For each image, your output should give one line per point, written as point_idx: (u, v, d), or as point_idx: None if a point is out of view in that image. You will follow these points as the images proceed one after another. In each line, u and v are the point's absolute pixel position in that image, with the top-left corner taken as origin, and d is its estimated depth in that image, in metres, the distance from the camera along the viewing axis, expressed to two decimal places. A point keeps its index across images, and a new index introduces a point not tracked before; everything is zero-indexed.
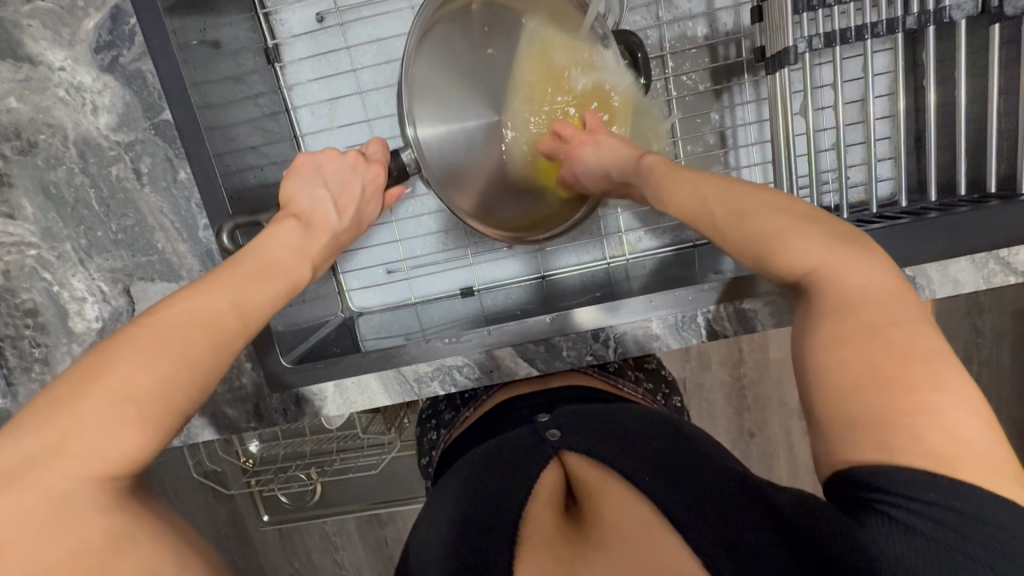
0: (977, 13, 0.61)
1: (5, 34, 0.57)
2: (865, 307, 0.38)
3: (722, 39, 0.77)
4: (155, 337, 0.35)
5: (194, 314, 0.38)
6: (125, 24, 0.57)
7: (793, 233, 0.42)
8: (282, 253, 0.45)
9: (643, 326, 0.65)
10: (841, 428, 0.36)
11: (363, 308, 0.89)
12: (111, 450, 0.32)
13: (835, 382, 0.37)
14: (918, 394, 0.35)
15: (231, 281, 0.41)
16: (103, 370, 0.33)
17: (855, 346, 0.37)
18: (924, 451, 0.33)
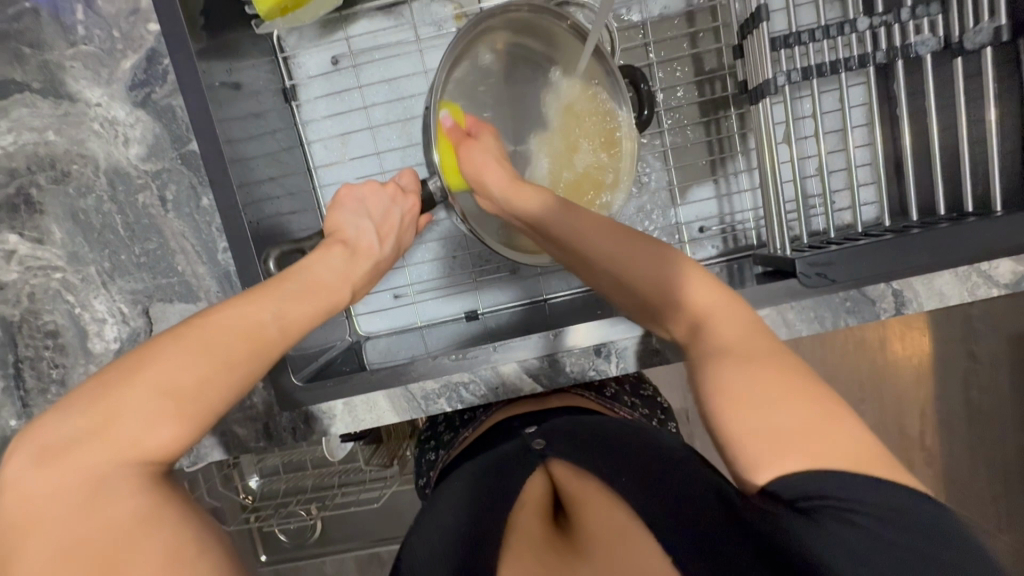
0: (939, 49, 0.67)
1: (48, 74, 0.62)
2: (758, 341, 0.42)
3: (708, 76, 0.83)
4: (199, 337, 0.40)
5: (237, 322, 0.41)
6: (159, 64, 0.62)
7: (678, 268, 0.47)
8: (323, 274, 0.50)
9: (643, 340, 0.66)
10: (763, 441, 0.37)
11: (369, 333, 0.91)
12: (146, 437, 0.36)
13: (749, 400, 0.38)
14: (823, 408, 0.37)
15: (274, 295, 0.45)
16: (152, 365, 0.37)
17: (761, 370, 0.39)
18: (836, 455, 0.35)
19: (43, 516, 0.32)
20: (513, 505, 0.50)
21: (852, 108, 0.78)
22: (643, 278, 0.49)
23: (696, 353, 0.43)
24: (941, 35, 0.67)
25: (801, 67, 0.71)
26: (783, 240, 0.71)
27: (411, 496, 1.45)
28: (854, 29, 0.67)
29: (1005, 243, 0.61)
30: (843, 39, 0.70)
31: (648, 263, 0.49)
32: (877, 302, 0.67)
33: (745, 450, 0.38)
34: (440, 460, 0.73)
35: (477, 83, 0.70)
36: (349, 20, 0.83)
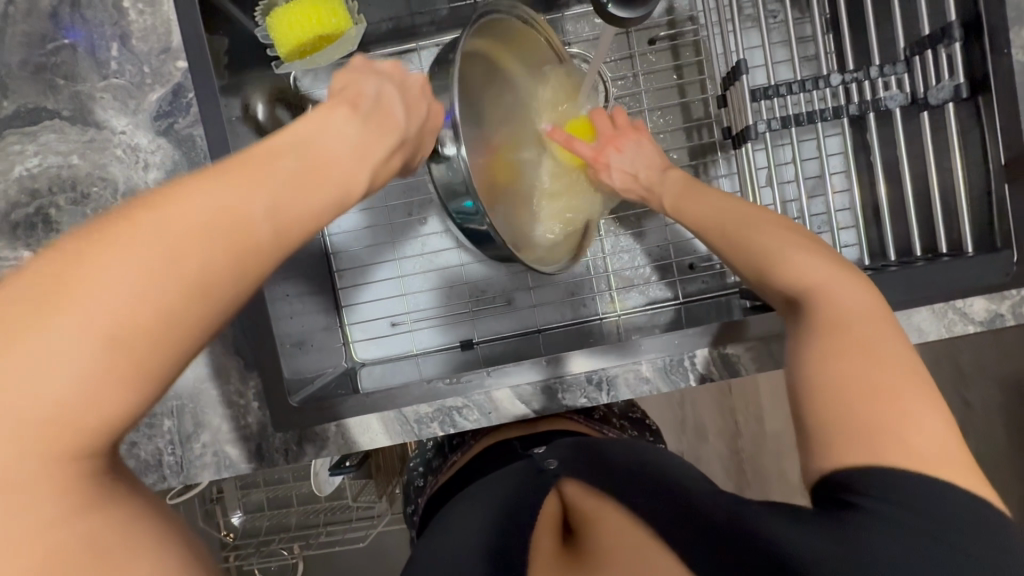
0: (908, 103, 0.73)
1: (79, 104, 0.66)
2: (852, 324, 0.46)
3: (696, 123, 0.89)
4: (162, 250, 0.29)
5: (206, 224, 0.30)
6: (183, 98, 0.66)
7: (788, 245, 0.52)
8: (327, 154, 0.37)
9: (634, 368, 0.68)
10: (836, 432, 0.42)
11: (364, 360, 0.92)
12: (91, 394, 0.28)
13: (826, 387, 0.44)
14: (902, 402, 0.41)
15: (262, 179, 0.33)
16: (89, 283, 0.28)
17: (848, 358, 0.44)
18: (910, 457, 0.40)
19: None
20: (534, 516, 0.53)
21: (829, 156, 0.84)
22: (762, 253, 0.53)
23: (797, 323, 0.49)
24: (908, 91, 0.73)
25: (780, 117, 0.76)
26: None
27: (398, 538, 1.41)
28: (827, 84, 0.73)
29: (973, 282, 0.65)
30: (819, 92, 0.75)
31: (758, 245, 0.54)
32: None
33: (819, 438, 0.43)
34: (429, 486, 0.77)
35: (476, 76, 0.64)
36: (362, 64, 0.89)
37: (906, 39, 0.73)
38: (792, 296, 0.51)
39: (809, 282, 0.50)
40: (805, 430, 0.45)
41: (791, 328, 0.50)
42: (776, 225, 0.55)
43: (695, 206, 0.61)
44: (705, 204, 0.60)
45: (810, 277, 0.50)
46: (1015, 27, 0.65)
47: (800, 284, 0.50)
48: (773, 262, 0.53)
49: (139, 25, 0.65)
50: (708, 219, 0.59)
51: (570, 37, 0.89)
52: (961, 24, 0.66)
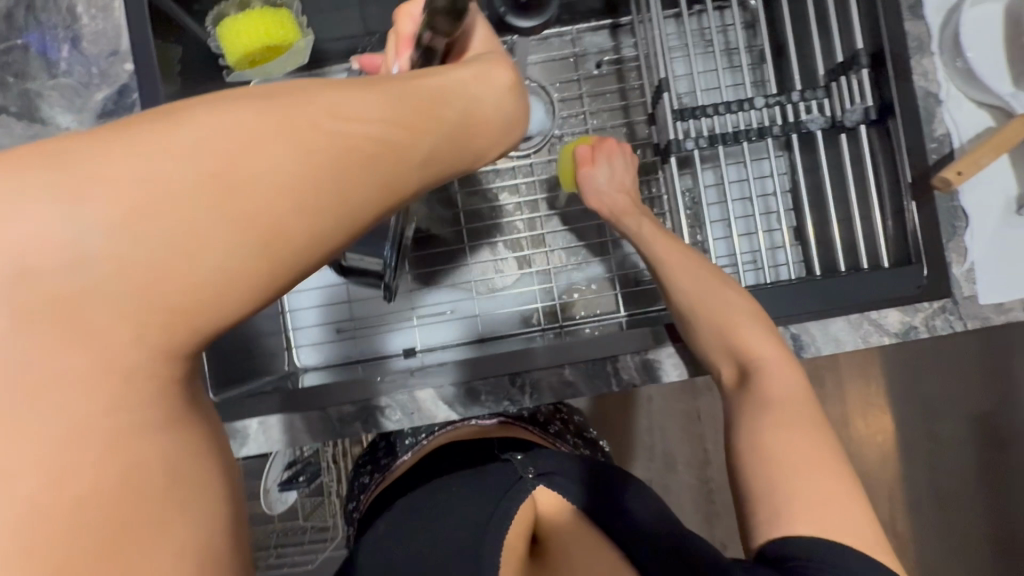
0: (829, 126, 0.74)
1: (27, 101, 0.68)
2: (787, 407, 0.58)
3: (639, 142, 0.93)
4: (259, 186, 0.25)
5: (337, 142, 0.26)
6: (128, 98, 0.69)
7: (750, 326, 0.64)
8: (425, 121, 0.30)
9: (556, 373, 0.68)
10: (787, 505, 0.50)
11: (306, 365, 0.92)
12: (140, 305, 0.25)
13: (783, 462, 0.53)
14: (840, 479, 0.52)
15: (392, 105, 0.29)
16: (228, 166, 0.25)
17: (800, 433, 0.55)
18: (845, 528, 0.48)
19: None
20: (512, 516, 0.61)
21: (760, 176, 0.87)
22: (721, 313, 0.64)
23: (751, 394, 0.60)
24: (829, 115, 0.75)
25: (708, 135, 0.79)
26: None
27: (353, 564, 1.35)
28: (752, 106, 0.77)
29: (886, 294, 0.67)
30: (745, 114, 0.79)
31: (720, 311, 0.64)
32: None
33: (769, 505, 0.52)
34: (375, 483, 0.82)
35: None
36: None
37: (825, 66, 0.78)
38: (740, 366, 0.63)
39: (756, 359, 0.62)
40: (751, 498, 0.54)
41: (745, 401, 0.61)
42: (740, 295, 0.66)
43: (682, 266, 0.68)
44: (686, 269, 0.67)
45: (765, 358, 0.62)
46: (916, 56, 0.70)
47: (748, 357, 0.63)
48: (730, 332, 0.64)
49: (91, 29, 0.69)
50: (687, 280, 0.67)
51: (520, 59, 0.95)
52: (867, 53, 0.71)
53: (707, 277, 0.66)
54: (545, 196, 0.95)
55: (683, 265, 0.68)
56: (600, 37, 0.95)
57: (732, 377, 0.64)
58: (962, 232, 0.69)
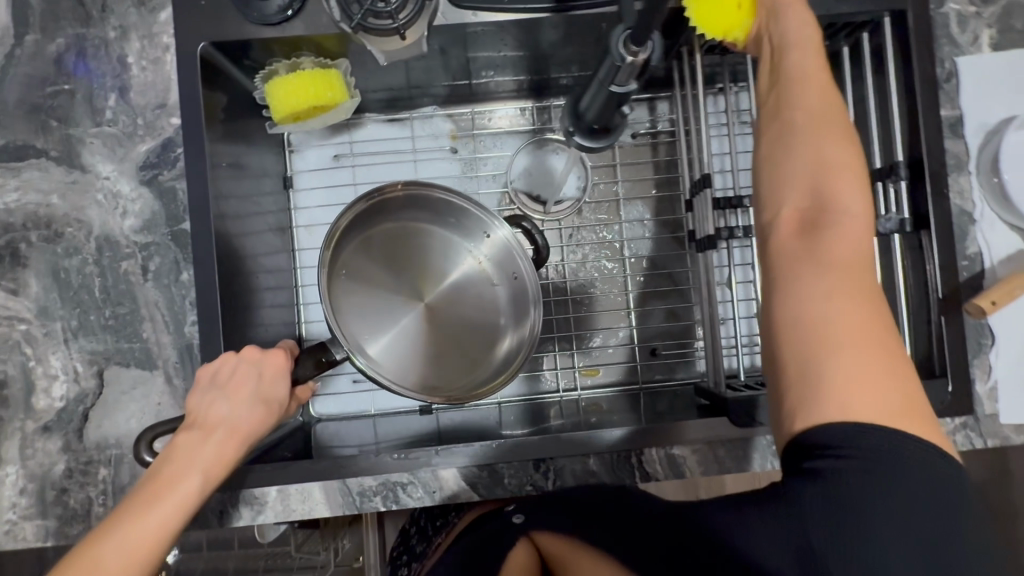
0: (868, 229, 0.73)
1: (68, 146, 0.68)
2: (858, 266, 0.47)
3: (667, 217, 0.96)
4: (109, 552, 0.50)
5: (138, 539, 0.51)
6: (172, 152, 0.68)
7: (836, 162, 0.51)
8: (177, 475, 0.54)
9: (580, 461, 0.69)
10: (830, 385, 0.43)
11: (321, 415, 0.92)
12: None
13: (834, 335, 0.44)
14: (890, 353, 0.44)
15: (126, 513, 0.52)
16: (98, 558, 0.49)
17: (857, 301, 0.45)
18: (889, 406, 0.42)
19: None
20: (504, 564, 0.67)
21: None
22: (814, 157, 0.52)
23: (818, 239, 0.48)
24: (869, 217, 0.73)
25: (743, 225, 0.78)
26: (717, 374, 0.78)
27: None
28: None
29: None
30: None
31: (798, 152, 0.52)
32: None
33: (801, 386, 0.44)
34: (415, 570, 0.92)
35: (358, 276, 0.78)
36: (356, 126, 0.94)
37: None
38: (810, 208, 0.51)
39: (832, 200, 0.50)
40: (783, 373, 0.45)
41: (809, 246, 0.48)
42: (836, 136, 0.52)
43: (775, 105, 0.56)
44: (771, 118, 0.56)
45: (844, 203, 0.50)
46: (954, 173, 0.72)
47: (820, 194, 0.51)
48: (816, 174, 0.51)
49: (140, 80, 0.68)
50: (779, 119, 0.55)
51: (556, 123, 0.96)
52: (907, 164, 0.72)
53: (793, 118, 0.54)
54: (574, 261, 0.96)
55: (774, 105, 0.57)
56: (634, 111, 0.95)
57: (791, 222, 0.50)
58: (986, 350, 0.71)
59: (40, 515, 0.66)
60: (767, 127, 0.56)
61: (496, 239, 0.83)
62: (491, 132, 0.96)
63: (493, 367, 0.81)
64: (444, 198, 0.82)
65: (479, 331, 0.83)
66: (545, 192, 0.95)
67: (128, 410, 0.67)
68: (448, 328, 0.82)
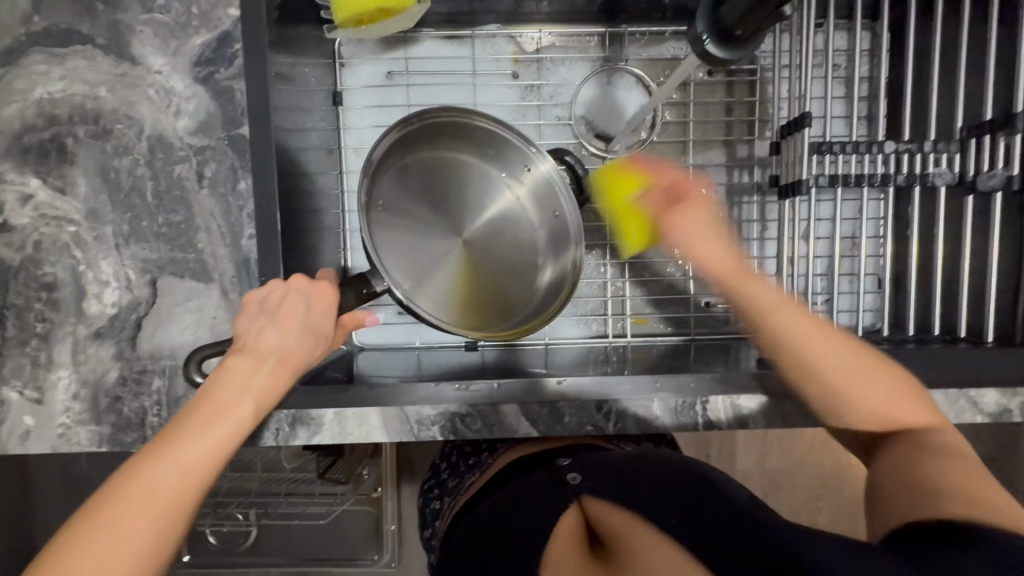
0: (955, 182, 0.72)
1: (116, 34, 0.62)
2: (941, 426, 0.50)
3: (738, 162, 0.90)
4: (165, 469, 0.43)
5: (194, 453, 0.45)
6: (229, 47, 0.62)
7: (894, 411, 0.52)
8: (231, 395, 0.49)
9: (644, 404, 0.67)
10: (927, 498, 0.45)
11: (363, 343, 0.91)
12: (133, 535, 0.41)
13: (920, 462, 0.48)
14: (982, 473, 0.46)
15: (176, 432, 0.46)
16: (146, 476, 0.43)
17: (948, 450, 0.48)
18: (1003, 512, 0.42)
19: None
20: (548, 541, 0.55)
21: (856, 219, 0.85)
22: (873, 401, 0.53)
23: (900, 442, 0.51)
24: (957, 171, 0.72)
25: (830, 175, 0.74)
26: None
27: (359, 520, 1.29)
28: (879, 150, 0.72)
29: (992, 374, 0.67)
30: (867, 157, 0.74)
31: (860, 388, 0.53)
32: None
33: (901, 500, 0.46)
34: (447, 507, 0.78)
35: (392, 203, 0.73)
36: (413, 41, 0.87)
37: (964, 120, 0.73)
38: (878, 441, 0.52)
39: (896, 419, 0.52)
40: (886, 502, 0.47)
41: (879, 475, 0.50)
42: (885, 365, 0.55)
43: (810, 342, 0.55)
44: (811, 335, 0.56)
45: (933, 442, 0.49)
46: None
47: (886, 448, 0.51)
48: (895, 457, 0.50)
49: None
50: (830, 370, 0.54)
51: (627, 53, 0.88)
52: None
53: (846, 368, 0.54)
54: None
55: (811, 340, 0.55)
56: None
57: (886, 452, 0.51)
58: None
59: (93, 422, 0.65)
60: (784, 351, 0.56)
61: (536, 172, 0.79)
62: (557, 57, 0.88)
63: (528, 309, 0.78)
64: (482, 128, 0.77)
65: (517, 268, 0.79)
66: (610, 128, 0.89)
67: (182, 322, 0.65)
68: (484, 263, 0.78)
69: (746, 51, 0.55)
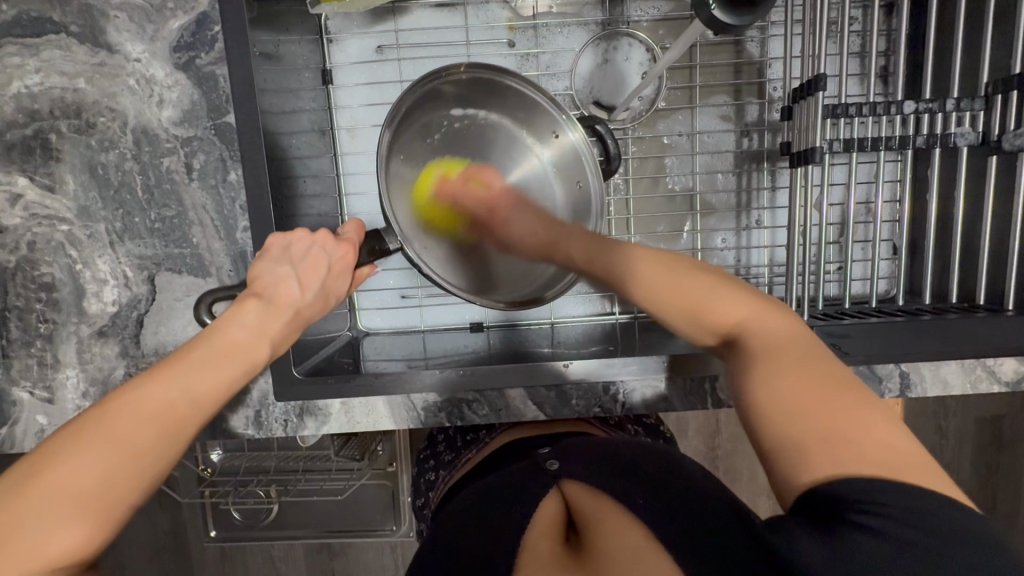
0: (977, 143, 0.68)
1: (90, 20, 0.59)
2: (786, 350, 0.42)
3: (748, 128, 0.86)
4: (177, 394, 0.40)
5: (207, 381, 0.42)
6: (209, 30, 0.59)
7: (749, 321, 0.45)
8: (249, 339, 0.46)
9: (652, 385, 0.68)
10: (798, 444, 0.36)
11: (369, 329, 0.90)
12: (135, 448, 0.37)
13: (783, 403, 0.38)
14: (851, 409, 0.37)
15: (187, 365, 0.42)
16: (156, 391, 0.39)
17: (801, 378, 0.39)
18: (865, 457, 0.34)
19: (9, 526, 0.32)
20: (526, 526, 0.55)
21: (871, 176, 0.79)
22: (712, 313, 0.47)
23: (745, 360, 0.43)
24: (980, 130, 0.68)
25: (843, 139, 0.71)
26: (800, 303, 0.74)
27: (374, 493, 1.33)
28: (898, 111, 0.68)
29: (1014, 344, 0.65)
30: (885, 119, 0.70)
31: (725, 312, 0.47)
32: (883, 381, 0.70)
33: (773, 452, 0.38)
34: (442, 480, 0.76)
35: (409, 159, 0.68)
36: (402, 12, 0.83)
37: (990, 74, 0.68)
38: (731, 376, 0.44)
39: (757, 343, 0.43)
40: (759, 441, 0.39)
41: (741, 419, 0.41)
42: (726, 286, 0.48)
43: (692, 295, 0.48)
44: (676, 277, 0.50)
45: (756, 344, 0.43)
46: None
47: (734, 353, 0.45)
48: (739, 391, 0.42)
49: None
50: (697, 307, 0.48)
51: (630, 14, 0.83)
52: None
53: (721, 302, 0.47)
54: (640, 176, 0.87)
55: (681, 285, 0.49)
56: None
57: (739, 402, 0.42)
58: None
59: None
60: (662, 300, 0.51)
61: (565, 142, 0.74)
62: (556, 22, 0.83)
63: (539, 280, 0.70)
64: (514, 91, 0.72)
65: None
66: (612, 97, 0.85)
67: (184, 318, 0.64)
68: None
69: (756, 16, 0.51)
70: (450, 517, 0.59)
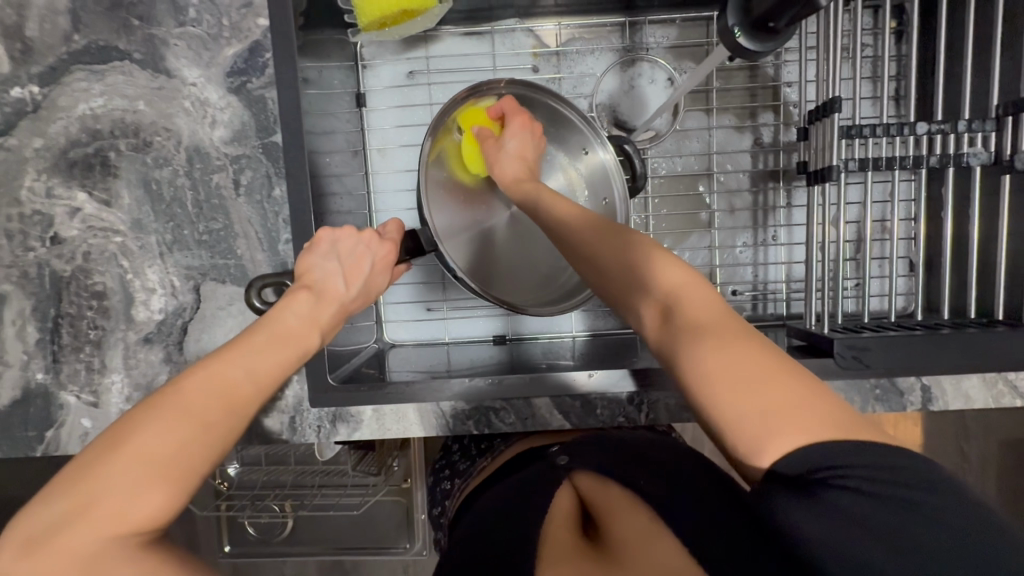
0: (990, 162, 0.70)
1: (152, 48, 0.64)
2: (704, 321, 0.42)
3: (763, 148, 0.89)
4: (239, 374, 0.44)
5: (266, 365, 0.45)
6: (261, 57, 0.64)
7: (674, 290, 0.44)
8: (301, 326, 0.50)
9: (676, 397, 0.69)
10: (756, 426, 0.36)
11: (394, 340, 0.92)
12: (203, 424, 0.40)
13: (717, 380, 0.38)
14: (780, 377, 0.37)
15: (247, 348, 0.45)
16: (220, 372, 0.43)
17: (729, 352, 0.39)
18: (808, 424, 0.35)
19: (97, 488, 0.35)
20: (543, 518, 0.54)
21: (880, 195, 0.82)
22: (650, 285, 0.45)
23: (670, 336, 0.42)
24: (992, 150, 0.70)
25: (859, 158, 0.73)
26: (820, 317, 0.76)
27: (390, 509, 1.33)
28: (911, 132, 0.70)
29: None
30: (898, 139, 0.73)
31: (646, 280, 0.46)
32: (905, 394, 0.71)
33: (734, 439, 0.37)
34: (457, 487, 0.76)
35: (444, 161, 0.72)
36: (433, 40, 0.88)
37: (1000, 96, 0.71)
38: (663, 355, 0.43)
39: (685, 317, 0.43)
40: (707, 419, 0.39)
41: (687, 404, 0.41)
42: (652, 256, 0.46)
43: (622, 266, 0.47)
44: (609, 246, 0.49)
45: (685, 316, 0.43)
46: None
47: (667, 328, 0.43)
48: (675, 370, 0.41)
49: None
50: (634, 280, 0.47)
51: (648, 41, 0.87)
52: None
53: (653, 268, 0.46)
54: (660, 194, 0.90)
55: (618, 262, 0.48)
56: None
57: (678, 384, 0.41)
58: None
59: None
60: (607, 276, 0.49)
61: (595, 158, 0.77)
62: (579, 48, 0.88)
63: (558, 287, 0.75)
64: (551, 107, 0.76)
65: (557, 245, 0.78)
66: (633, 119, 0.89)
67: (226, 326, 0.67)
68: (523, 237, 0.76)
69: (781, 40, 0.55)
70: (475, 514, 0.59)
